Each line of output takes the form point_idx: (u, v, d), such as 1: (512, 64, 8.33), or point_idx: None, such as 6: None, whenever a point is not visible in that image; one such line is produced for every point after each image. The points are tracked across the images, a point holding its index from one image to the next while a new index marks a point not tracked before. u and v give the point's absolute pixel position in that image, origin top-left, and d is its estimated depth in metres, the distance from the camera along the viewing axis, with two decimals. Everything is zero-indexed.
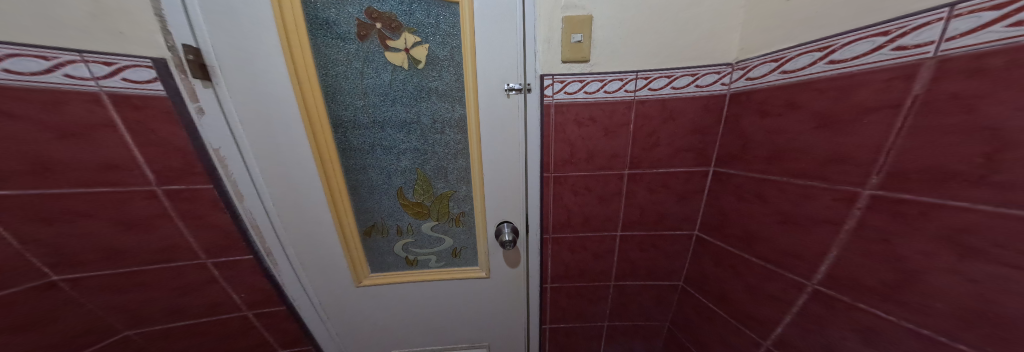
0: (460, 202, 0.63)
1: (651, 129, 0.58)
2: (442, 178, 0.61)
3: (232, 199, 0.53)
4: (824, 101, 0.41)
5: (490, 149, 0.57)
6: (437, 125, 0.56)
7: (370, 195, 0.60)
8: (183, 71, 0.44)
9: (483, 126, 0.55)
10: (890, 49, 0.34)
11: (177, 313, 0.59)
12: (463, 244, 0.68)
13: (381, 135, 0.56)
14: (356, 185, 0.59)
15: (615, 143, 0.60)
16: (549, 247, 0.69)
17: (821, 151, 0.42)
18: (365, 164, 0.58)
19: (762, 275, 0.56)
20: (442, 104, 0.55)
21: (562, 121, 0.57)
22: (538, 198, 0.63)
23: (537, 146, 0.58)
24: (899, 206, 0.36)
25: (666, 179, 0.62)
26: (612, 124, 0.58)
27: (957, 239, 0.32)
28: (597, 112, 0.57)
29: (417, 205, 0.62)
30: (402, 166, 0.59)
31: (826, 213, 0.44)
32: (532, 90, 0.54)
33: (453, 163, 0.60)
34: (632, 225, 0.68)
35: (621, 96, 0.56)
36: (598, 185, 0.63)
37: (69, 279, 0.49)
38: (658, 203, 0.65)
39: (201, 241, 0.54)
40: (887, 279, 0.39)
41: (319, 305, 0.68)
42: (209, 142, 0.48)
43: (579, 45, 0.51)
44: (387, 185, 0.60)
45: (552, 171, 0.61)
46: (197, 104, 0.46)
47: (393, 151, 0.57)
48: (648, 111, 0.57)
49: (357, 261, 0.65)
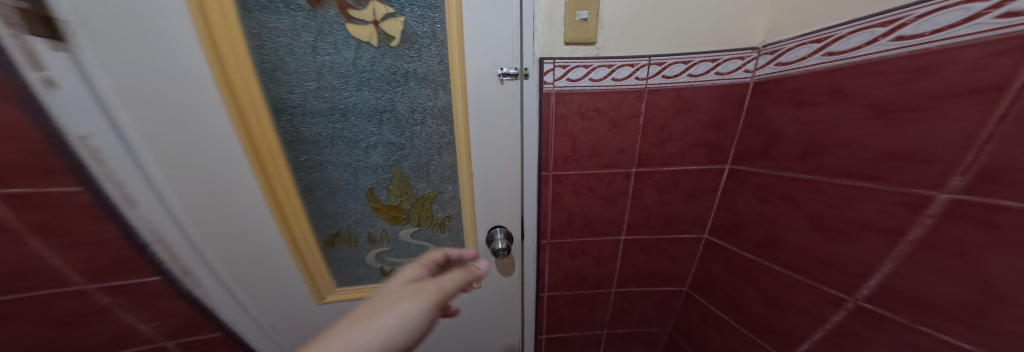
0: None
1: (658, 122, 0.54)
2: (424, 175, 0.66)
3: (119, 205, 0.57)
4: (881, 83, 0.52)
5: (480, 145, 0.51)
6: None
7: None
8: (12, 23, 0.43)
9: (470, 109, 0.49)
10: (984, 18, 0.41)
11: (115, 270, 0.62)
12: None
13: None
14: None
15: (624, 136, 0.55)
16: (546, 252, 0.64)
17: (884, 148, 0.53)
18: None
19: (813, 328, 0.72)
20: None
21: (564, 113, 0.53)
22: (536, 196, 0.57)
23: (535, 141, 0.53)
24: (977, 219, 0.45)
25: (675, 177, 0.58)
26: (619, 116, 0.53)
27: (983, 275, 0.46)
28: (604, 103, 0.52)
29: (393, 207, 0.70)
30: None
31: (888, 224, 0.55)
32: (531, 76, 0.49)
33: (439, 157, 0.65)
34: (638, 228, 0.63)
35: (632, 83, 0.51)
36: (602, 184, 0.58)
37: (102, 286, 0.63)
38: (663, 203, 0.60)
39: (71, 264, 0.59)
40: (959, 300, 0.49)
41: (253, 308, 0.76)
42: (73, 130, 0.50)
43: (584, 24, 0.46)
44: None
45: (551, 169, 0.56)
46: (39, 74, 0.46)
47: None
48: (656, 102, 0.52)
49: (302, 244, 0.71)
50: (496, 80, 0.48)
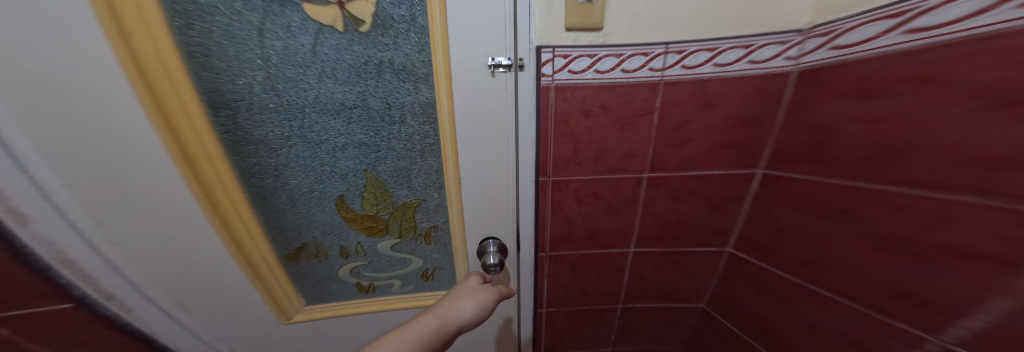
0: (430, 214, 0.39)
1: (677, 119, 0.40)
2: (407, 183, 0.36)
3: None
4: None
5: (468, 148, 0.36)
6: (398, 113, 0.33)
7: (292, 210, 0.36)
8: None
9: (456, 105, 0.34)
10: None
11: None
12: (435, 264, 0.43)
13: (293, 130, 0.31)
14: (276, 193, 0.34)
15: (635, 138, 0.42)
16: (544, 266, 0.52)
17: None
18: (278, 172, 0.33)
19: None
20: (396, 81, 0.32)
21: (560, 113, 0.39)
22: (532, 208, 0.44)
23: (532, 139, 0.39)
24: None
25: (695, 184, 0.46)
26: (628, 112, 0.40)
27: None
28: (609, 99, 0.39)
29: (371, 221, 0.35)
30: (343, 178, 0.34)
31: None
32: (527, 68, 0.35)
33: (419, 164, 0.36)
34: (649, 240, 0.52)
35: (644, 75, 0.38)
36: (608, 192, 0.45)
37: None
38: (679, 214, 0.49)
39: None
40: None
41: None
42: None
43: (589, 5, 0.33)
44: (316, 199, 0.35)
45: (550, 174, 0.43)
46: None
47: (323, 152, 0.33)
48: (669, 98, 0.39)
49: (282, 293, 0.41)
50: (486, 70, 0.33)
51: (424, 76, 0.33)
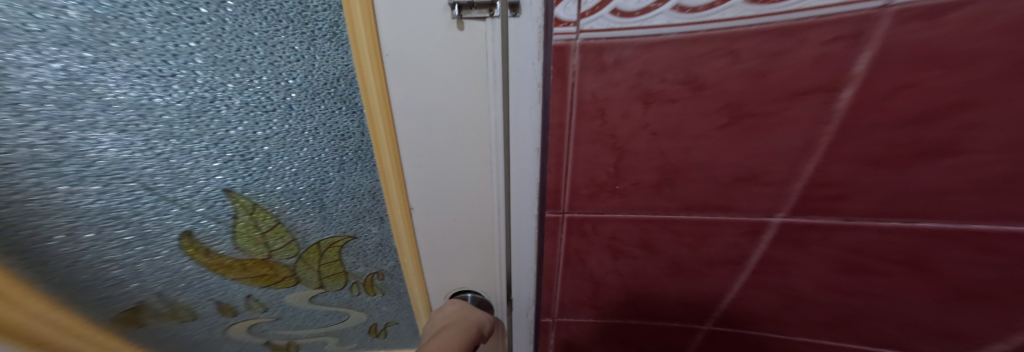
0: (367, 257, 0.27)
1: (912, 109, 0.17)
2: (318, 211, 0.24)
3: None
4: None
5: (419, 164, 0.21)
6: (281, 93, 0.18)
7: (87, 265, 0.23)
8: None
9: (392, 87, 0.18)
10: None
11: None
12: (387, 318, 0.32)
13: (24, 113, 0.16)
14: (43, 242, 0.21)
15: (763, 148, 0.20)
16: (550, 335, 0.36)
17: None
18: (24, 200, 0.19)
19: None
20: (267, 27, 0.16)
21: (591, 101, 0.20)
22: (533, 265, 0.27)
23: (534, 155, 0.21)
24: None
25: (907, 248, 0.23)
26: (759, 94, 0.18)
27: None
28: (705, 68, 0.18)
29: (263, 266, 0.26)
30: (182, 204, 0.21)
31: None
32: (532, 8, 0.15)
33: (324, 183, 0.22)
34: (766, 318, 0.31)
35: (824, 5, 0.15)
36: (672, 242, 0.26)
37: None
38: (816, 285, 0.27)
39: None
40: None
41: None
42: None
43: None
44: (131, 245, 0.22)
45: (565, 210, 0.25)
46: None
47: (118, 159, 0.18)
48: (912, 52, 0.16)
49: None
50: (445, 14, 0.16)
51: (324, 23, 0.17)
